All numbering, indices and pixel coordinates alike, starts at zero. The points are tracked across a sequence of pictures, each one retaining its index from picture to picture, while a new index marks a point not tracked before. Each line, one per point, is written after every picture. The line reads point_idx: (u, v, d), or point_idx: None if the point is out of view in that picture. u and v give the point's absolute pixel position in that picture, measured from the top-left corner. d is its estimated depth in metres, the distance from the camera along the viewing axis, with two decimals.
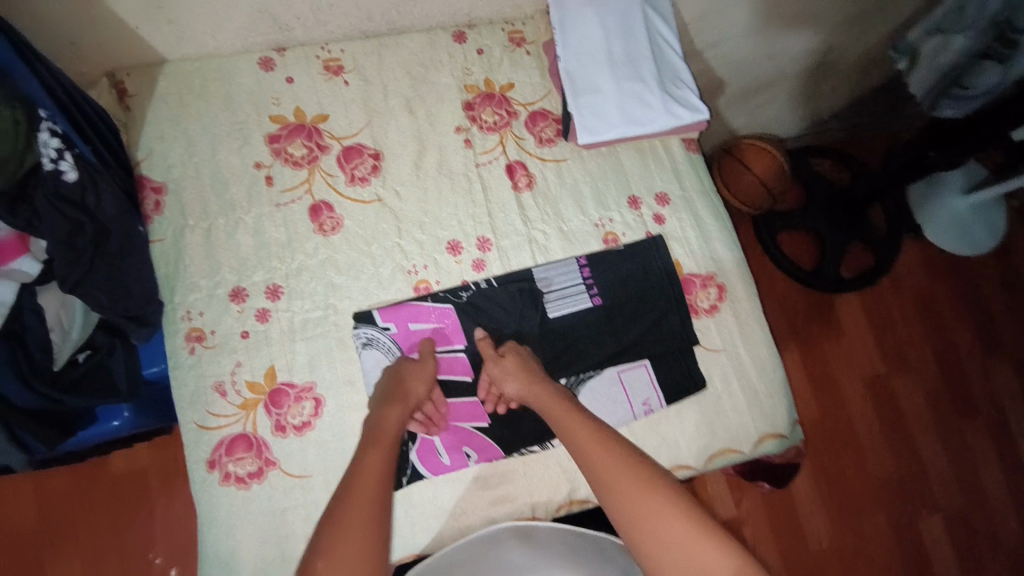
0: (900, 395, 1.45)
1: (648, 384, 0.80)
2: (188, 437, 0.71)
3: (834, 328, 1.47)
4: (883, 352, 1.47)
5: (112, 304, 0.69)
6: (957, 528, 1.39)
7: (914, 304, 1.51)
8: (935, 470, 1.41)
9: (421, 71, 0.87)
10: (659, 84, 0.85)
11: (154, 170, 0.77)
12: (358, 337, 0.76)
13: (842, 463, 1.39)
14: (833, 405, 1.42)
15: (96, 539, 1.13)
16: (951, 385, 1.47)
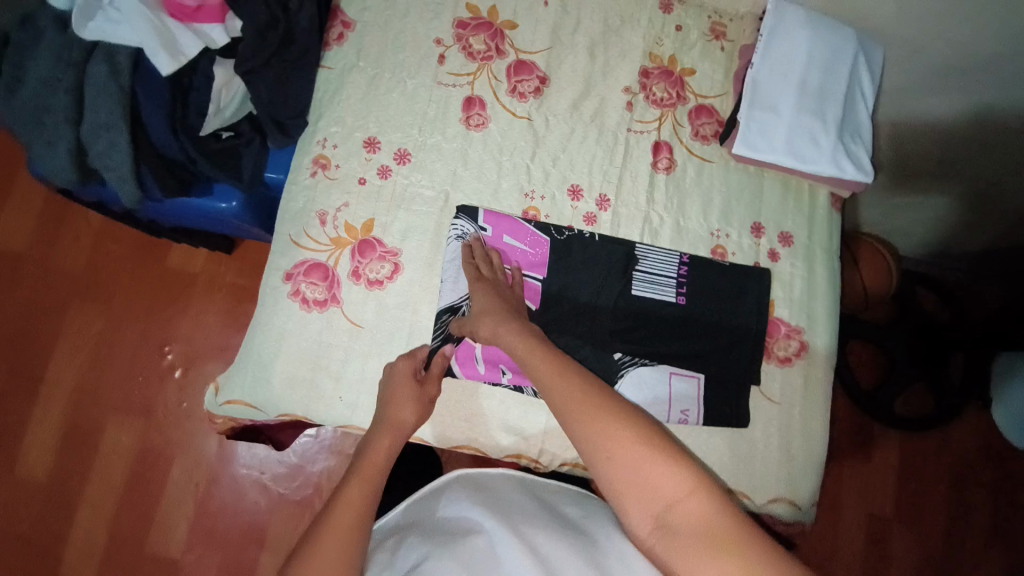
0: (898, 546, 1.37)
1: (693, 397, 0.78)
2: (278, 246, 0.75)
3: (864, 449, 1.41)
4: (899, 499, 1.40)
5: (268, 104, 0.75)
6: None
7: (951, 471, 1.41)
8: None
9: (617, 23, 0.87)
10: (837, 131, 0.82)
11: (350, 7, 0.81)
12: (453, 229, 0.77)
13: None
14: (827, 527, 1.38)
15: (128, 308, 1.23)
16: (951, 563, 1.37)
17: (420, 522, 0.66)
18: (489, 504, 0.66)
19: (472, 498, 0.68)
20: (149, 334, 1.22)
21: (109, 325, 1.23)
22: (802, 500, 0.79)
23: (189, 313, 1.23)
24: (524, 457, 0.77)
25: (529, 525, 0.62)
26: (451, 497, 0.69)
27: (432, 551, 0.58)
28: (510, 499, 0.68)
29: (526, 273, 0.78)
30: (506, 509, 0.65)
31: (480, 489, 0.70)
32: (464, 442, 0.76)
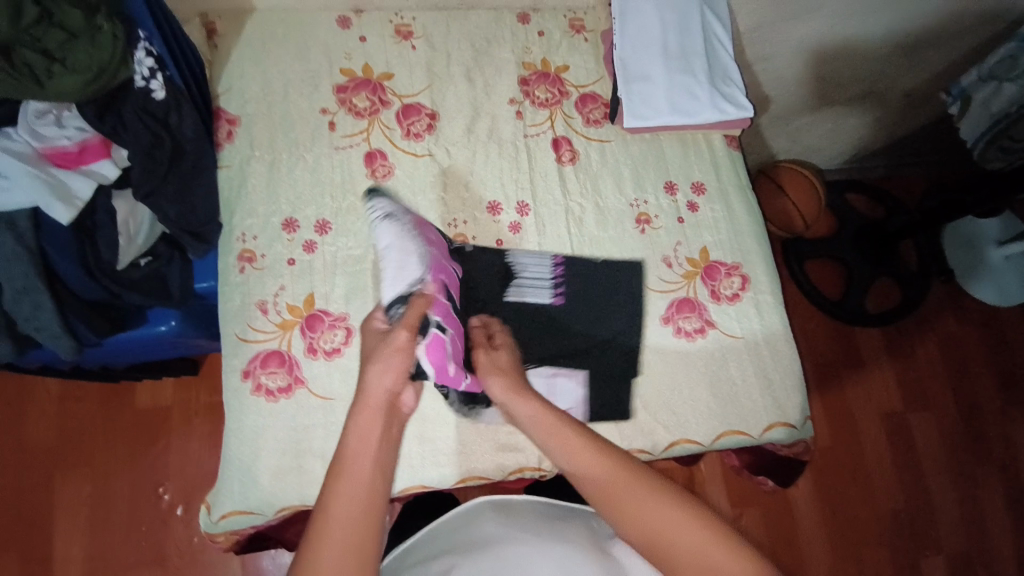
0: (915, 430, 1.53)
1: (574, 397, 0.79)
2: (227, 347, 0.75)
3: (854, 358, 1.57)
4: (901, 389, 1.56)
5: (177, 219, 0.76)
6: (960, 570, 1.44)
7: (941, 352, 1.60)
8: (944, 513, 1.47)
9: (484, 45, 0.92)
10: (709, 80, 0.88)
11: (230, 104, 0.84)
12: (377, 209, 0.77)
13: (847, 490, 1.46)
14: (846, 433, 1.51)
15: (113, 462, 1.20)
16: (970, 432, 1.54)
17: (449, 541, 0.68)
18: (519, 524, 0.68)
19: (501, 521, 0.70)
20: (141, 481, 1.19)
21: (98, 487, 1.19)
22: (795, 420, 0.82)
23: (175, 446, 1.22)
24: (528, 469, 0.77)
25: (553, 541, 0.64)
26: (479, 518, 0.71)
27: (463, 567, 0.61)
28: (532, 520, 0.70)
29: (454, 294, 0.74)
30: (533, 528, 0.67)
31: (507, 511, 0.73)
32: (465, 475, 0.76)
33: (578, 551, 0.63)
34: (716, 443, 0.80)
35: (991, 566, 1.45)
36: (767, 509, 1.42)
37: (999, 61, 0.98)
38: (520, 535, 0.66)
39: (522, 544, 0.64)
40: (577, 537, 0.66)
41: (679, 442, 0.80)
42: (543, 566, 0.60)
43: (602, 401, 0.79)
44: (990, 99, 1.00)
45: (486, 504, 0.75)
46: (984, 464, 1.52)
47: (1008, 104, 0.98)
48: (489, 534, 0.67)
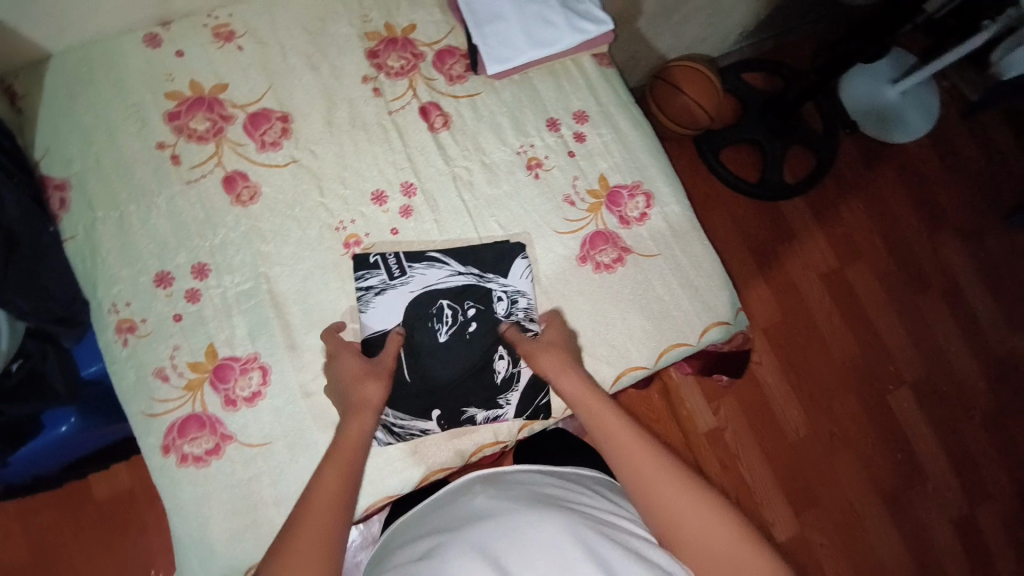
0: (855, 282, 1.60)
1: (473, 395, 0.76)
2: (138, 428, 0.70)
3: (786, 231, 1.62)
4: (835, 248, 1.62)
5: (34, 309, 0.68)
6: (924, 395, 1.54)
7: (863, 202, 1.66)
8: (898, 347, 1.57)
9: (318, 25, 0.84)
10: (561, 2, 0.84)
11: (54, 168, 0.75)
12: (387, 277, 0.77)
13: (808, 355, 1.53)
14: (795, 303, 1.57)
15: (91, 561, 1.13)
16: (906, 269, 1.62)
17: (440, 518, 0.66)
18: (513, 497, 0.66)
19: (492, 494, 0.67)
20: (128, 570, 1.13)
21: None
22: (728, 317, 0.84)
23: (152, 525, 1.16)
24: (487, 446, 0.76)
25: (548, 508, 0.63)
26: (472, 493, 0.69)
27: (451, 544, 0.59)
28: (524, 488, 0.69)
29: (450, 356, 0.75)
30: (525, 501, 0.65)
31: (497, 483, 0.71)
32: (428, 471, 0.74)
33: (571, 516, 0.62)
34: (662, 361, 0.81)
35: (946, 383, 1.56)
36: (742, 396, 1.48)
37: None
38: (512, 508, 0.63)
39: (514, 517, 0.62)
40: (578, 512, 0.64)
41: (628, 372, 0.80)
42: (538, 532, 0.59)
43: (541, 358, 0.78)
44: None
45: (477, 478, 0.73)
46: (924, 293, 1.61)
47: None
48: (479, 509, 0.65)
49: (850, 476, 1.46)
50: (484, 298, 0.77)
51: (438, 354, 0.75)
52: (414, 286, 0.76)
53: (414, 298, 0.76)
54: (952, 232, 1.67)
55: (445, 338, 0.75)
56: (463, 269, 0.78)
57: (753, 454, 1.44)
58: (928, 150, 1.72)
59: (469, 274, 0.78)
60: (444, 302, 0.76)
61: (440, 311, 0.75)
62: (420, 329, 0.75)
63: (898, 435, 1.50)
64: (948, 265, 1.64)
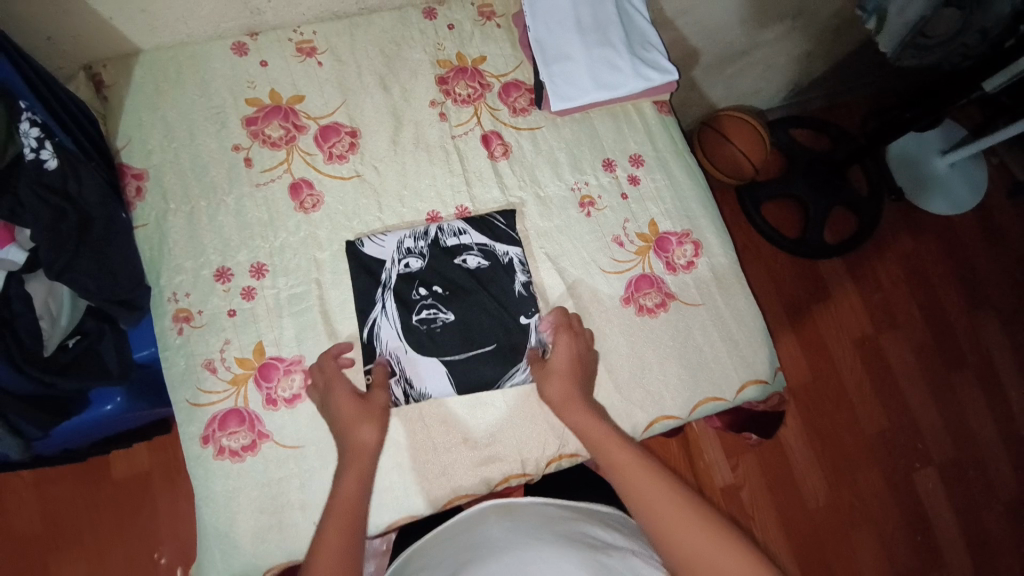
0: (888, 351, 1.58)
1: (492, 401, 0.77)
2: (181, 415, 0.71)
3: (821, 289, 1.61)
4: (871, 314, 1.60)
5: (99, 290, 0.70)
6: (948, 475, 1.50)
7: (901, 268, 1.65)
8: (926, 423, 1.53)
9: (394, 49, 0.88)
10: (628, 48, 0.86)
11: (134, 158, 0.78)
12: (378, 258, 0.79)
13: (833, 420, 1.51)
14: (824, 365, 1.55)
15: (101, 539, 1.15)
16: (940, 343, 1.60)
17: (452, 545, 0.68)
18: (524, 527, 0.67)
19: (505, 524, 0.68)
20: (135, 553, 1.15)
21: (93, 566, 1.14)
22: (766, 376, 0.84)
23: (164, 511, 1.18)
24: (513, 477, 0.76)
25: (559, 543, 0.63)
26: (484, 521, 0.70)
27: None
28: (539, 523, 0.68)
29: (470, 315, 0.78)
30: (536, 531, 0.66)
31: (513, 513, 0.71)
32: (452, 495, 0.74)
33: (585, 553, 0.62)
34: (695, 413, 0.80)
35: (974, 461, 1.52)
36: (762, 455, 1.46)
37: None
38: (525, 540, 0.64)
39: (525, 550, 0.62)
40: (587, 543, 0.65)
41: (659, 419, 0.80)
42: (552, 568, 0.59)
43: None
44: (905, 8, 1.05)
45: (492, 508, 0.73)
46: (957, 371, 1.58)
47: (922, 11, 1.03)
48: (491, 537, 0.66)
49: (866, 551, 1.42)
50: (441, 255, 0.79)
51: (448, 343, 0.77)
52: (397, 280, 0.78)
53: (401, 292, 0.77)
54: (991, 310, 1.64)
55: (452, 317, 0.78)
56: (402, 244, 0.79)
57: (768, 516, 1.41)
58: (973, 224, 1.70)
59: (417, 250, 0.79)
60: (425, 278, 0.78)
61: (432, 292, 0.78)
62: (424, 320, 0.77)
63: (918, 513, 1.46)
64: (985, 344, 1.61)
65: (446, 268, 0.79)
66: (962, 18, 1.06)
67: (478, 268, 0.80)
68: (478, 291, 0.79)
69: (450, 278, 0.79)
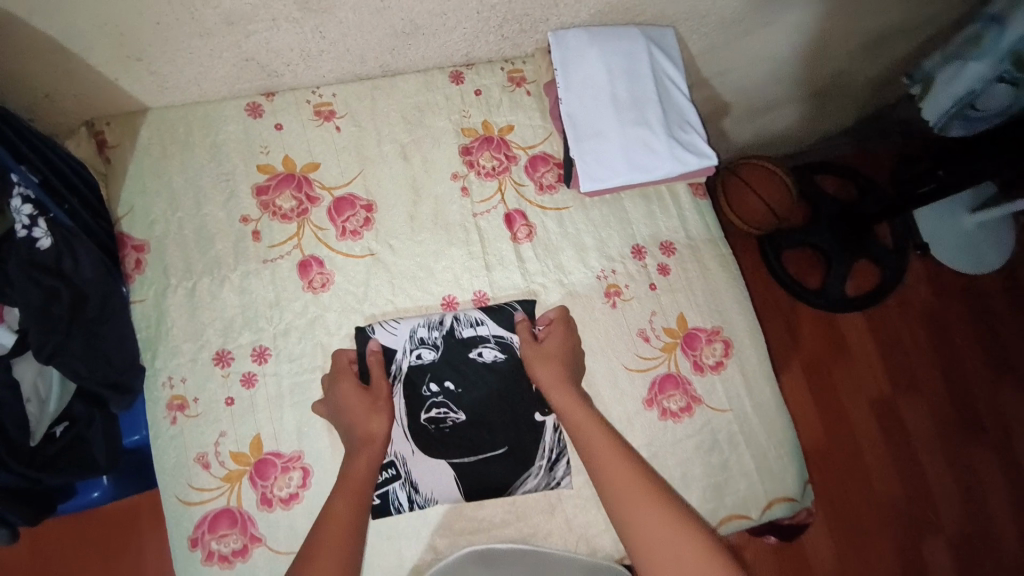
0: (905, 414, 1.51)
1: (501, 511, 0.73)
2: (171, 513, 0.67)
3: (839, 344, 1.55)
4: (889, 373, 1.54)
5: (91, 373, 0.66)
6: (960, 549, 1.43)
7: (923, 326, 1.59)
8: (940, 492, 1.46)
9: (417, 115, 0.83)
10: (665, 128, 0.81)
11: (135, 228, 0.74)
12: (386, 348, 0.73)
13: (843, 483, 1.45)
14: (837, 424, 1.49)
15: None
16: (959, 408, 1.53)
17: None
18: None
19: None
20: None
21: None
22: (796, 492, 0.78)
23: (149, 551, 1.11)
24: None
25: None
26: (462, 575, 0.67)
27: None
28: None
29: (480, 415, 0.73)
30: None
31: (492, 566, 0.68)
32: None
33: None
34: (717, 530, 0.75)
35: (990, 538, 1.45)
36: None
37: (965, 40, 0.98)
38: None
39: None
40: None
41: None
42: None
43: (591, 498, 0.73)
44: (952, 79, 1.01)
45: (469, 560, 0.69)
46: (977, 440, 1.51)
47: (967, 85, 0.99)
48: None
49: None
50: (455, 348, 0.74)
51: (457, 445, 0.72)
52: (406, 373, 0.73)
53: (410, 388, 0.72)
54: (1016, 376, 1.57)
55: (463, 416, 0.73)
56: (415, 333, 0.74)
57: None
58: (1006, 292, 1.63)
59: (431, 341, 0.74)
60: (433, 374, 0.73)
61: (443, 387, 0.73)
62: (432, 419, 0.72)
63: None
64: (1008, 412, 1.53)
65: (457, 361, 0.74)
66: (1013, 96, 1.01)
67: (495, 363, 0.75)
68: (490, 387, 0.74)
69: (461, 371, 0.74)
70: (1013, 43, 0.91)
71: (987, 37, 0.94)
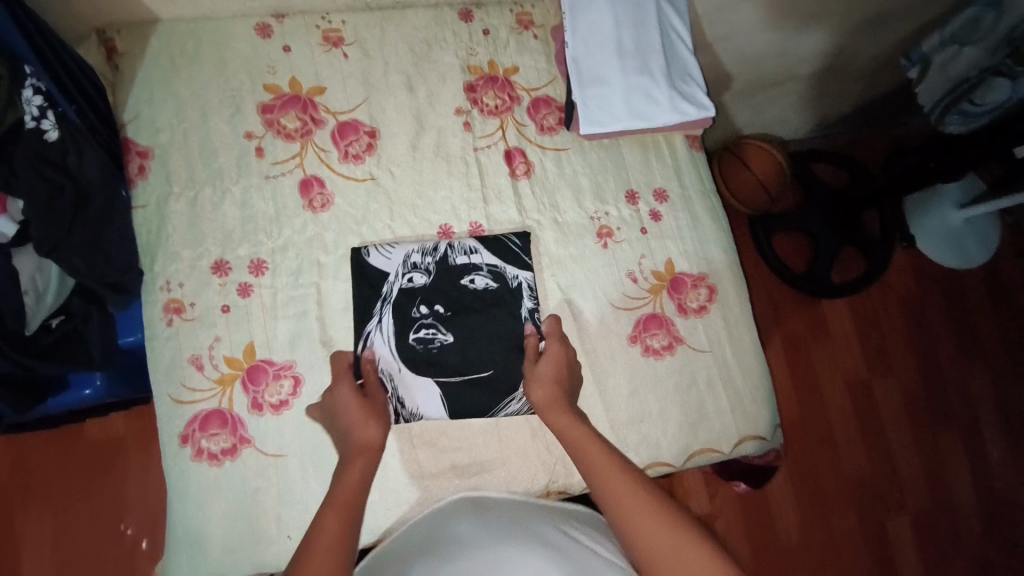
0: (879, 396, 1.56)
1: (484, 431, 0.75)
2: (163, 411, 0.69)
3: (820, 326, 1.59)
4: (866, 356, 1.58)
5: (90, 271, 0.66)
6: (922, 526, 1.49)
7: (901, 311, 1.63)
8: (907, 471, 1.52)
9: (424, 49, 0.84)
10: (667, 78, 0.83)
11: (140, 134, 0.75)
12: (380, 267, 0.75)
13: (816, 460, 1.49)
14: (813, 403, 1.53)
15: (67, 498, 1.12)
16: (930, 392, 1.58)
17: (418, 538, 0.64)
18: (491, 522, 0.63)
19: (474, 518, 0.65)
20: (100, 516, 1.12)
21: (59, 521, 1.12)
22: (766, 432, 0.82)
23: (133, 478, 1.14)
24: None
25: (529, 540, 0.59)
26: (452, 515, 0.67)
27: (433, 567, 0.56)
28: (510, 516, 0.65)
29: (469, 338, 0.75)
30: (504, 527, 0.62)
31: (483, 507, 0.68)
32: None
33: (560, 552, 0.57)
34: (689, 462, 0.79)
35: (949, 518, 1.51)
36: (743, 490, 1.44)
37: (963, 24, 1.01)
38: (494, 534, 0.60)
39: (495, 543, 0.58)
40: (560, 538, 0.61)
41: (651, 466, 0.78)
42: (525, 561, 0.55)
43: None
44: (951, 59, 1.04)
45: (460, 503, 0.69)
46: (944, 422, 1.57)
47: (966, 67, 1.03)
48: (458, 531, 0.62)
49: None
50: (448, 274, 0.76)
51: (446, 366, 0.74)
52: (398, 293, 0.75)
53: (400, 308, 0.75)
54: (985, 363, 1.63)
55: (451, 338, 0.75)
56: (408, 258, 0.76)
57: (741, 547, 1.41)
58: (984, 284, 1.68)
59: (424, 266, 0.76)
60: (424, 297, 0.75)
61: (433, 310, 0.75)
62: (421, 339, 0.74)
63: (887, 559, 1.46)
64: (974, 397, 1.59)
65: (450, 285, 0.76)
66: (1013, 90, 1.00)
67: (486, 290, 0.77)
68: (479, 312, 0.76)
69: (453, 295, 0.76)
70: (1010, 29, 0.94)
71: (985, 21, 0.97)
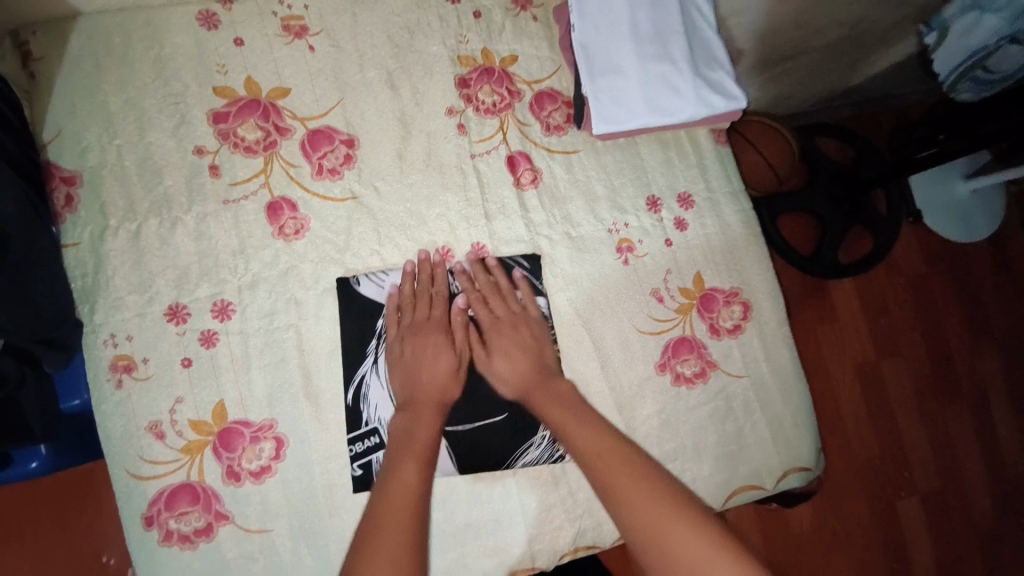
0: (951, 399, 1.29)
1: (501, 482, 0.65)
2: (119, 490, 0.58)
3: (880, 316, 1.30)
4: (934, 351, 1.31)
5: (18, 329, 0.52)
6: (1004, 557, 1.23)
7: (973, 296, 1.35)
8: (983, 490, 1.26)
9: (406, 37, 0.71)
10: (691, 65, 0.71)
11: (65, 157, 0.62)
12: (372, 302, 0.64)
13: (882, 482, 1.22)
14: (876, 412, 1.25)
15: None
16: (1009, 394, 1.31)
17: None
18: None
19: None
20: None
21: None
22: (811, 462, 0.74)
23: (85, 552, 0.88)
24: (520, 572, 0.65)
25: None
26: None
27: None
28: None
29: (478, 379, 0.65)
30: None
31: None
32: None
33: None
34: (730, 501, 0.70)
35: (965, 518, 1.24)
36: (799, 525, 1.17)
37: None
38: None
39: None
40: None
41: None
42: None
43: None
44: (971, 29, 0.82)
45: None
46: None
47: (988, 37, 0.80)
48: None
49: None
50: (449, 307, 0.66)
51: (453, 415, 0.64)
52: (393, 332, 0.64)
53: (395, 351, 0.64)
54: None
55: None
56: (403, 288, 0.65)
57: None
58: None
59: (421, 298, 0.65)
60: None
61: None
62: None
63: None
64: None
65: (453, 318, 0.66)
66: None
67: None
68: None
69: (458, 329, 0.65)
70: None
71: None
